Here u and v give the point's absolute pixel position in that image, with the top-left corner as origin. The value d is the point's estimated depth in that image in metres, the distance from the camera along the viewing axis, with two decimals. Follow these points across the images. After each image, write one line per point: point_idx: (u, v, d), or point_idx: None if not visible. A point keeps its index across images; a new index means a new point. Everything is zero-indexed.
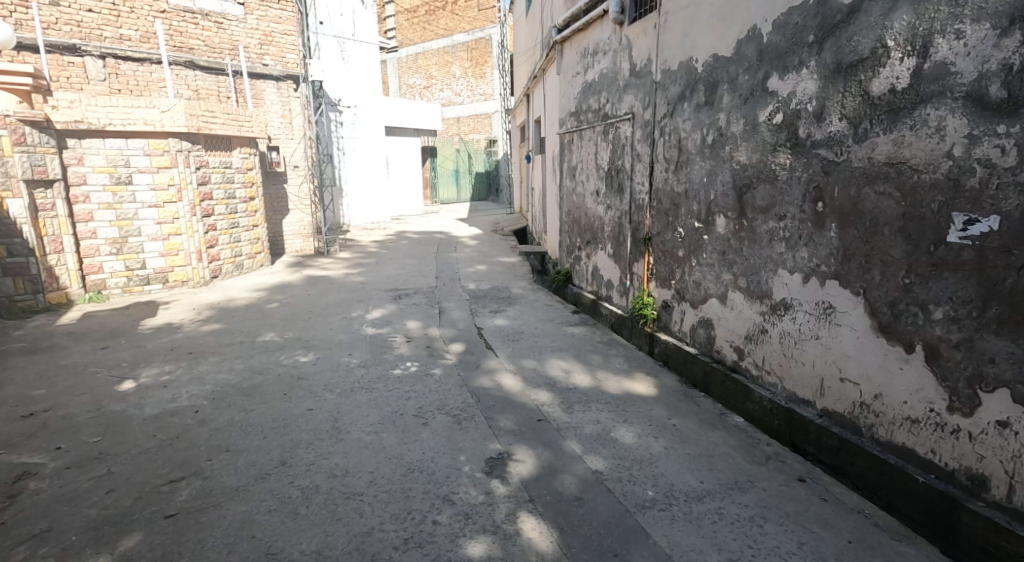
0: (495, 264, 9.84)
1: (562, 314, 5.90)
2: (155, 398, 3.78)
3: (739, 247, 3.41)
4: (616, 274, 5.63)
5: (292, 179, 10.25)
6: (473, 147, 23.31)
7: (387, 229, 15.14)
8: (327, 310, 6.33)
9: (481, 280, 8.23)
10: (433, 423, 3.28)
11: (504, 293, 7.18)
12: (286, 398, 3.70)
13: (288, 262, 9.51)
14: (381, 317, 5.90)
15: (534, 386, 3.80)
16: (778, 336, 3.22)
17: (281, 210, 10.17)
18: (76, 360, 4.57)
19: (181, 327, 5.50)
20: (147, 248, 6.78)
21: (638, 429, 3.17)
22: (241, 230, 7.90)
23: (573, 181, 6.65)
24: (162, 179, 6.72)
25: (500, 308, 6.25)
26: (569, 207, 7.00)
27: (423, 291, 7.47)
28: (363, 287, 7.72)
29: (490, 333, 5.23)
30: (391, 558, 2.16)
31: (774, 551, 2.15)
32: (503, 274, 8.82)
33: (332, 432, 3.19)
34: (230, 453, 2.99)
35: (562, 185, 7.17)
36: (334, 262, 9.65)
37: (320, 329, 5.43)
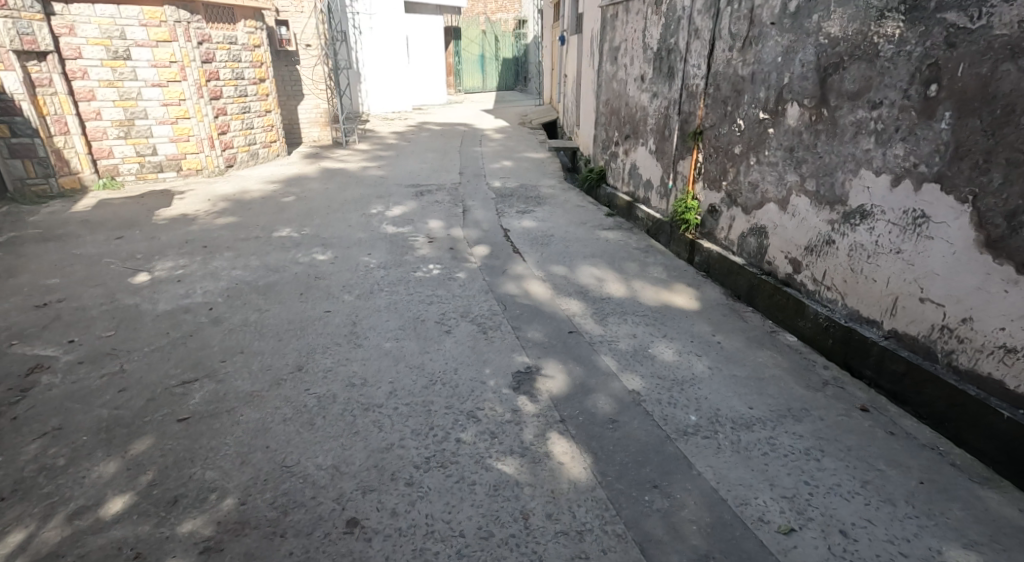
0: (522, 160, 9.36)
1: (594, 217, 5.55)
2: (169, 293, 3.59)
3: (813, 142, 2.98)
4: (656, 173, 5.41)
5: (304, 59, 9.56)
6: (500, 30, 21.81)
7: (410, 119, 14.53)
8: (346, 206, 6.05)
9: (506, 177, 7.84)
10: (458, 331, 3.07)
11: (531, 192, 6.78)
12: (302, 298, 3.51)
13: (305, 153, 9.17)
14: (403, 215, 5.59)
15: (565, 294, 3.55)
16: (847, 248, 2.85)
17: (296, 96, 9.72)
18: (90, 250, 4.39)
19: (197, 219, 5.29)
20: (155, 132, 6.47)
21: (680, 345, 2.90)
22: (254, 115, 7.48)
23: (614, 65, 6.22)
24: (162, 54, 6.25)
25: (527, 209, 5.88)
26: (608, 96, 6.57)
27: (446, 188, 7.09)
28: (383, 181, 7.40)
29: (518, 236, 4.91)
30: (412, 478, 1.99)
31: (833, 490, 1.90)
32: (528, 171, 8.37)
33: (351, 337, 3.01)
34: (244, 356, 2.81)
35: (601, 70, 6.73)
36: (352, 154, 9.27)
37: (339, 225, 5.16)
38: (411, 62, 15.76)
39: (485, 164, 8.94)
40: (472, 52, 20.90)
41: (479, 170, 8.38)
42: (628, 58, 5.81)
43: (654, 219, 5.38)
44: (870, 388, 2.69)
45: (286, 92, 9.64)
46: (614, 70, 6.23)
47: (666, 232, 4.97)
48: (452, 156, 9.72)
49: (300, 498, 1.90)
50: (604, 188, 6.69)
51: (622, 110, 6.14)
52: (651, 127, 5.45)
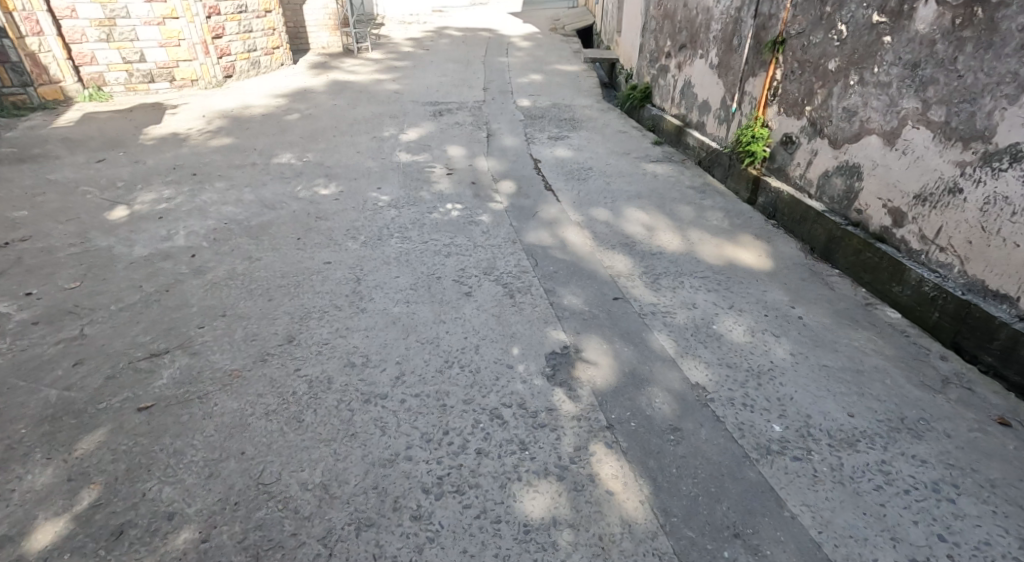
0: (552, 72, 8.50)
1: (638, 145, 5.01)
2: (148, 233, 3.08)
3: (953, 54, 2.56)
4: (714, 91, 5.04)
5: None
6: None
7: (429, 23, 13.48)
8: (357, 127, 5.45)
9: (536, 93, 7.12)
10: (480, 293, 2.59)
11: (565, 115, 6.08)
12: (298, 245, 3.00)
13: (313, 61, 8.49)
14: (420, 142, 5.02)
15: (607, 247, 3.12)
16: (979, 201, 2.46)
17: None
18: (67, 175, 3.89)
19: (187, 140, 4.77)
20: (141, 35, 5.99)
21: (750, 323, 2.38)
22: (250, 16, 6.93)
23: None
24: None
25: (559, 139, 5.24)
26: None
27: (470, 106, 6.39)
28: (399, 97, 6.72)
29: (552, 173, 4.33)
30: (420, 510, 1.57)
31: (981, 552, 1.48)
32: (560, 86, 7.59)
33: (352, 299, 2.53)
34: (229, 318, 2.35)
35: None
36: (364, 64, 8.55)
37: (348, 154, 4.62)
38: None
39: (512, 77, 8.11)
40: None
41: (505, 84, 7.58)
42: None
43: (708, 148, 4.98)
44: (984, 375, 2.40)
45: None
46: None
47: (727, 165, 4.58)
48: (476, 66, 8.85)
49: (277, 537, 1.50)
50: (649, 108, 6.35)
51: (680, 13, 5.74)
52: (713, 35, 5.06)
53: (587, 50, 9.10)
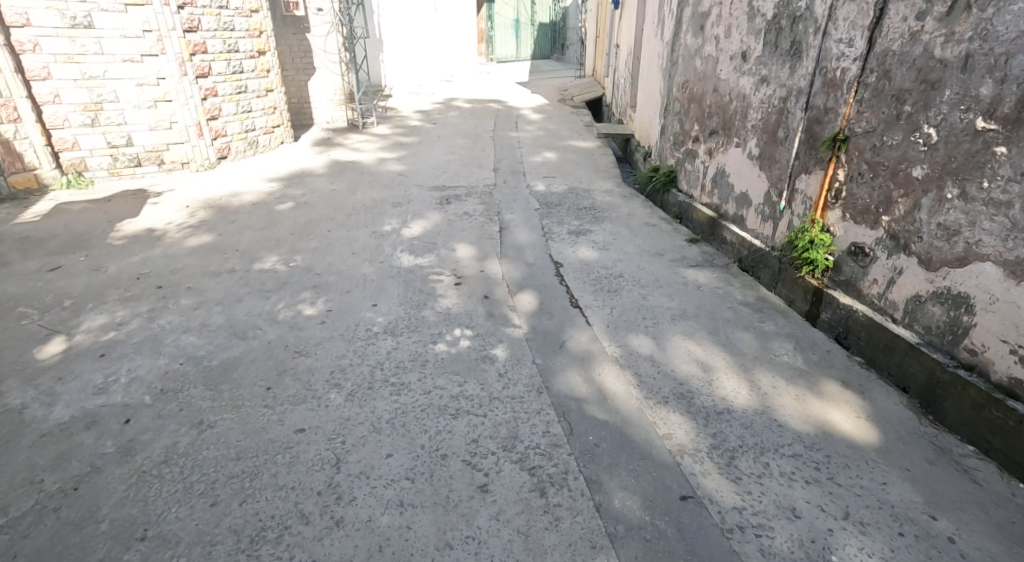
0: (565, 149, 8.15)
1: (672, 244, 4.50)
2: (79, 384, 2.44)
3: None
4: (754, 183, 4.63)
5: (315, 26, 8.37)
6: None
7: (435, 94, 13.42)
8: (357, 218, 4.94)
9: (550, 175, 6.68)
10: (499, 490, 1.97)
11: (584, 203, 5.60)
12: (264, 403, 2.36)
13: (316, 138, 8.16)
14: (424, 240, 4.49)
15: (656, 399, 2.51)
16: None
17: (307, 69, 8.63)
18: (8, 290, 3.29)
19: (163, 237, 4.23)
20: (130, 119, 5.64)
21: (883, 556, 1.77)
22: (251, 97, 6.64)
23: (701, 39, 5.49)
24: (133, 22, 5.39)
25: (581, 235, 4.71)
26: (690, 76, 5.73)
27: (480, 191, 5.90)
28: (404, 179, 6.27)
29: (579, 284, 3.78)
30: None
31: None
32: (574, 165, 7.17)
33: (328, 503, 1.89)
34: (151, 546, 1.74)
35: (678, 45, 6.03)
36: (369, 140, 8.23)
37: (343, 257, 4.07)
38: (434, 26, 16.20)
39: (524, 155, 7.72)
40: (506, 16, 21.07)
41: (517, 164, 7.16)
42: (726, 29, 5.02)
43: (752, 246, 4.56)
44: None
45: (299, 64, 8.54)
46: (702, 47, 5.49)
47: (781, 270, 4.10)
48: (484, 142, 8.49)
49: None
50: (674, 193, 5.93)
51: (707, 97, 5.41)
52: (751, 124, 4.68)
53: (600, 125, 8.80)
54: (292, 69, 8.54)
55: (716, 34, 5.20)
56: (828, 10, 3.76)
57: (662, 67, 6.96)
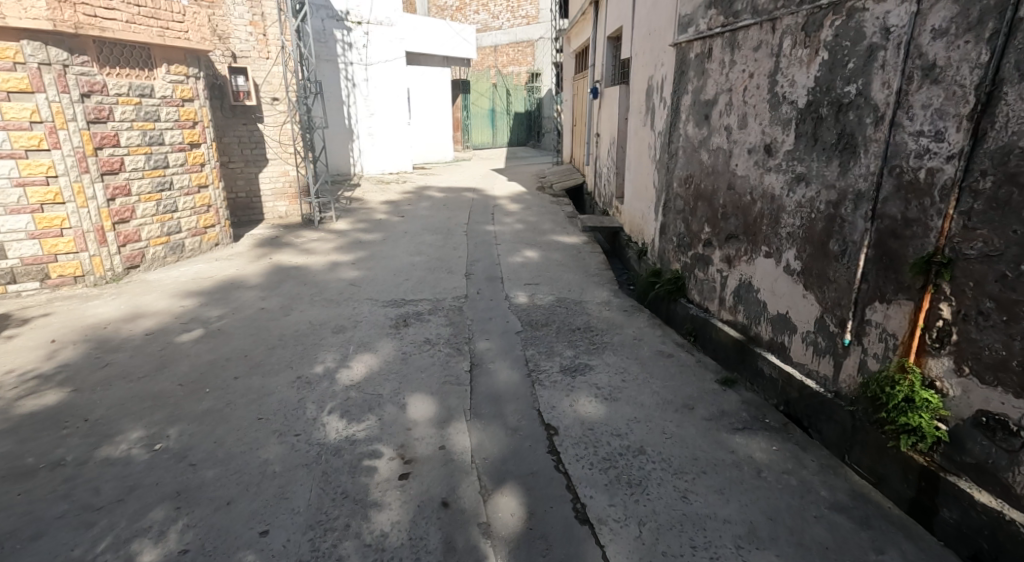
0: (547, 246, 7.17)
1: (701, 389, 3.37)
2: None
3: None
4: (796, 304, 3.61)
5: (268, 115, 7.53)
6: (512, 83, 21.77)
7: (406, 182, 12.70)
8: (279, 355, 3.72)
9: (532, 280, 5.63)
10: None
11: (577, 321, 4.49)
12: None
13: (262, 235, 7.10)
14: (363, 394, 3.26)
15: None
16: None
17: (257, 161, 7.65)
18: None
19: None
20: (4, 224, 4.51)
21: None
22: (177, 194, 5.55)
23: (706, 129, 4.50)
24: (16, 110, 4.35)
25: (578, 374, 3.57)
26: (693, 170, 4.79)
27: (447, 306, 4.77)
28: (354, 290, 5.11)
29: (585, 473, 2.61)
30: None
31: None
32: (560, 267, 6.13)
33: None
34: None
35: (676, 134, 5.15)
36: (322, 236, 7.19)
37: (241, 430, 2.83)
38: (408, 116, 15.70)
39: (502, 254, 6.68)
40: (482, 105, 20.90)
41: (493, 266, 6.11)
42: (741, 118, 3.99)
43: (804, 387, 3.52)
44: None
45: (248, 155, 7.57)
46: (707, 139, 4.50)
47: (860, 429, 3.04)
48: (457, 239, 7.48)
49: None
50: (684, 305, 4.90)
51: (716, 195, 4.42)
52: (786, 231, 3.65)
53: (585, 218, 7.94)
54: (239, 161, 7.54)
55: (725, 125, 4.21)
56: (893, 93, 2.80)
57: (655, 158, 6.09)
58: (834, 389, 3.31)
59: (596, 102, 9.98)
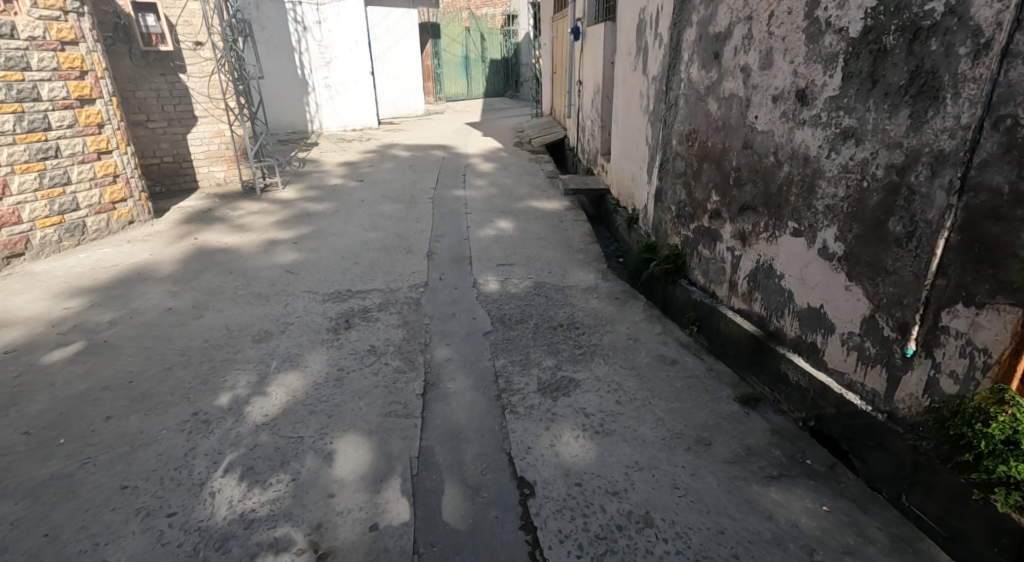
0: (524, 214, 6.31)
1: (715, 416, 2.62)
2: None
3: None
4: (835, 295, 2.83)
5: (191, 63, 6.41)
6: (486, 28, 20.36)
7: (371, 140, 11.60)
8: (175, 379, 2.89)
9: (505, 258, 4.80)
10: None
11: (558, 315, 3.70)
12: None
13: (193, 208, 6.15)
14: (277, 438, 2.46)
15: None
16: None
17: (184, 119, 6.58)
18: None
19: None
20: None
21: None
22: (67, 162, 4.55)
23: (716, 72, 3.62)
24: None
25: (560, 395, 2.80)
26: (698, 124, 3.93)
27: (402, 298, 3.94)
28: (291, 279, 4.24)
29: None
30: None
31: None
32: (539, 242, 5.29)
33: None
34: None
35: (675, 79, 4.25)
36: (265, 208, 6.26)
37: (93, 511, 2.05)
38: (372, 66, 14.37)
39: (472, 226, 5.81)
40: (455, 53, 19.45)
41: (460, 242, 5.25)
42: (764, 55, 3.13)
43: (845, 402, 2.78)
44: None
45: (172, 113, 6.50)
46: (719, 85, 3.62)
47: (927, 468, 2.36)
48: (421, 207, 6.57)
49: None
50: (683, 288, 4.21)
51: (728, 155, 3.59)
52: (823, 202, 2.84)
53: (567, 179, 7.16)
54: (161, 119, 6.46)
55: (743, 65, 3.33)
56: (1008, 10, 1.96)
57: (648, 109, 5.20)
58: (887, 409, 2.58)
59: (577, 46, 8.93)
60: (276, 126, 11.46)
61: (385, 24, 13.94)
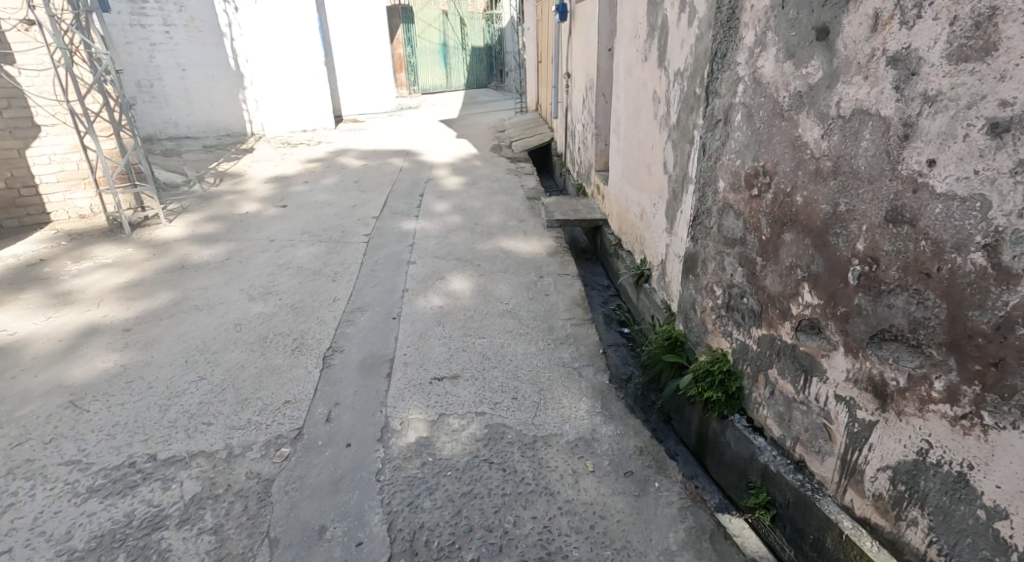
0: (490, 258, 4.47)
1: None
2: None
3: None
4: None
5: (21, 50, 4.69)
6: (467, 13, 18.58)
7: (320, 143, 9.77)
8: None
9: (450, 362, 2.98)
10: None
11: (524, 526, 1.99)
12: None
13: (16, 262, 4.37)
14: None
15: None
16: None
17: (18, 126, 4.87)
18: None
19: None
20: None
21: None
22: None
23: (821, 66, 1.96)
24: None
25: None
26: (776, 159, 2.21)
27: (239, 483, 2.14)
28: (63, 424, 2.46)
29: None
30: None
31: None
32: (504, 320, 3.49)
33: None
34: None
35: (723, 78, 2.53)
36: (124, 258, 4.48)
37: None
38: (326, 55, 12.47)
39: (411, 286, 3.98)
40: (432, 39, 17.58)
41: (385, 322, 3.44)
42: (967, 34, 1.49)
43: None
44: None
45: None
46: (833, 91, 1.92)
47: None
48: (349, 250, 4.74)
49: None
50: (739, 432, 2.50)
51: (850, 230, 1.91)
52: None
53: (557, 209, 5.44)
54: None
55: (912, 51, 1.63)
56: None
57: (667, 119, 3.49)
58: None
59: (564, 27, 7.19)
60: (204, 128, 9.68)
61: (341, 6, 12.06)
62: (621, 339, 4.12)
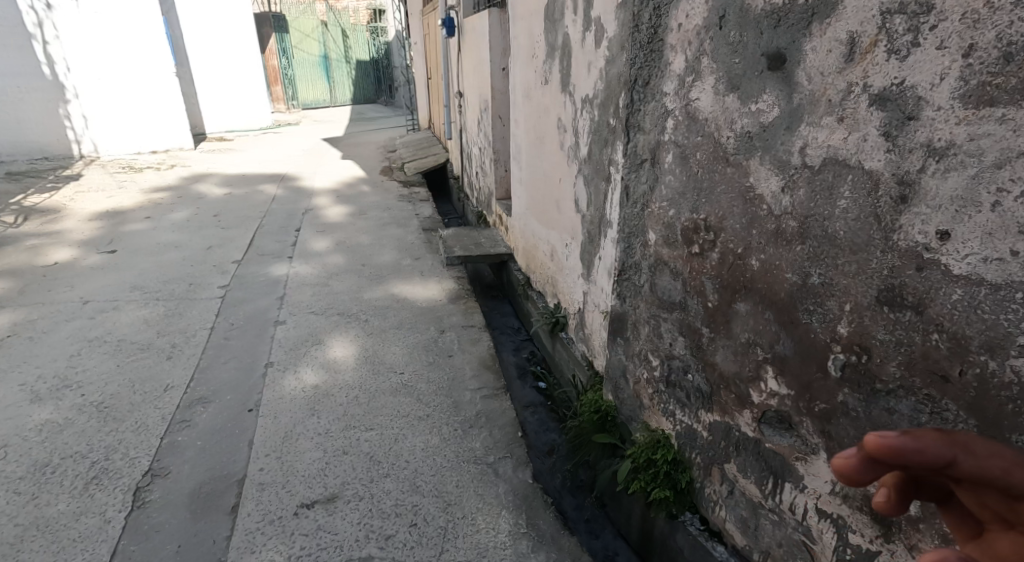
0: (382, 309, 3.67)
1: None
2: None
3: None
4: None
5: None
6: (348, 24, 17.62)
7: (177, 167, 8.51)
8: None
9: (321, 476, 2.20)
10: None
11: None
12: None
13: None
14: None
15: None
16: None
17: None
18: None
19: None
20: None
21: None
22: None
23: (778, 103, 1.56)
24: None
25: None
26: (723, 213, 1.80)
27: None
28: None
29: None
30: None
31: None
32: (400, 397, 2.69)
33: None
34: None
35: (647, 110, 2.10)
36: None
37: None
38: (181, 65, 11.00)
39: (277, 357, 3.02)
40: (311, 51, 16.52)
41: (236, 421, 2.53)
42: (990, 69, 1.11)
43: None
44: None
45: None
46: (795, 135, 1.52)
47: None
48: (194, 308, 3.72)
49: None
50: (695, 537, 2.05)
51: (828, 307, 1.51)
52: None
53: (456, 243, 4.88)
54: None
55: (910, 88, 1.25)
56: None
57: (576, 151, 3.05)
58: None
59: (452, 42, 6.67)
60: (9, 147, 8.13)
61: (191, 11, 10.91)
62: (537, 397, 3.53)
